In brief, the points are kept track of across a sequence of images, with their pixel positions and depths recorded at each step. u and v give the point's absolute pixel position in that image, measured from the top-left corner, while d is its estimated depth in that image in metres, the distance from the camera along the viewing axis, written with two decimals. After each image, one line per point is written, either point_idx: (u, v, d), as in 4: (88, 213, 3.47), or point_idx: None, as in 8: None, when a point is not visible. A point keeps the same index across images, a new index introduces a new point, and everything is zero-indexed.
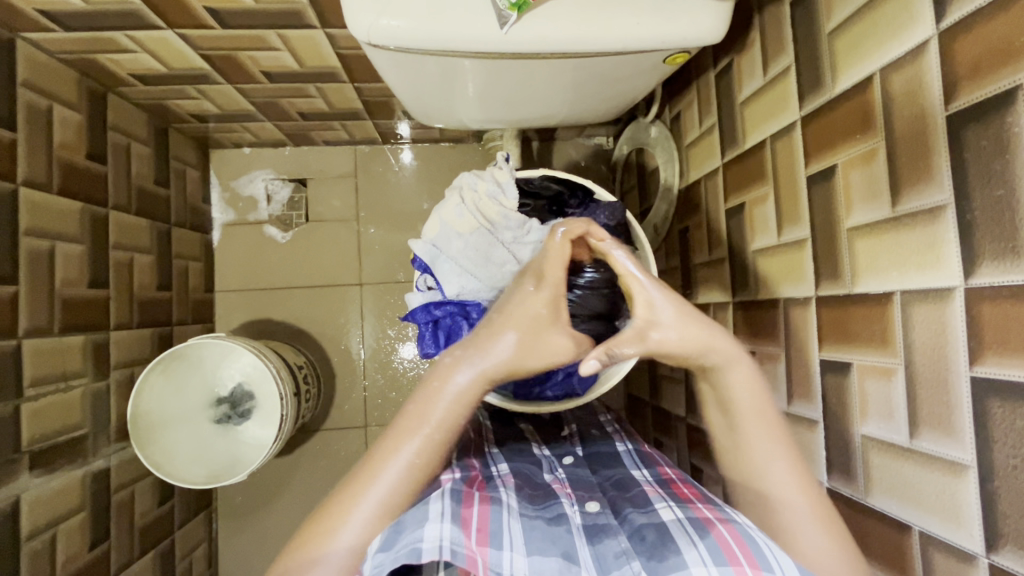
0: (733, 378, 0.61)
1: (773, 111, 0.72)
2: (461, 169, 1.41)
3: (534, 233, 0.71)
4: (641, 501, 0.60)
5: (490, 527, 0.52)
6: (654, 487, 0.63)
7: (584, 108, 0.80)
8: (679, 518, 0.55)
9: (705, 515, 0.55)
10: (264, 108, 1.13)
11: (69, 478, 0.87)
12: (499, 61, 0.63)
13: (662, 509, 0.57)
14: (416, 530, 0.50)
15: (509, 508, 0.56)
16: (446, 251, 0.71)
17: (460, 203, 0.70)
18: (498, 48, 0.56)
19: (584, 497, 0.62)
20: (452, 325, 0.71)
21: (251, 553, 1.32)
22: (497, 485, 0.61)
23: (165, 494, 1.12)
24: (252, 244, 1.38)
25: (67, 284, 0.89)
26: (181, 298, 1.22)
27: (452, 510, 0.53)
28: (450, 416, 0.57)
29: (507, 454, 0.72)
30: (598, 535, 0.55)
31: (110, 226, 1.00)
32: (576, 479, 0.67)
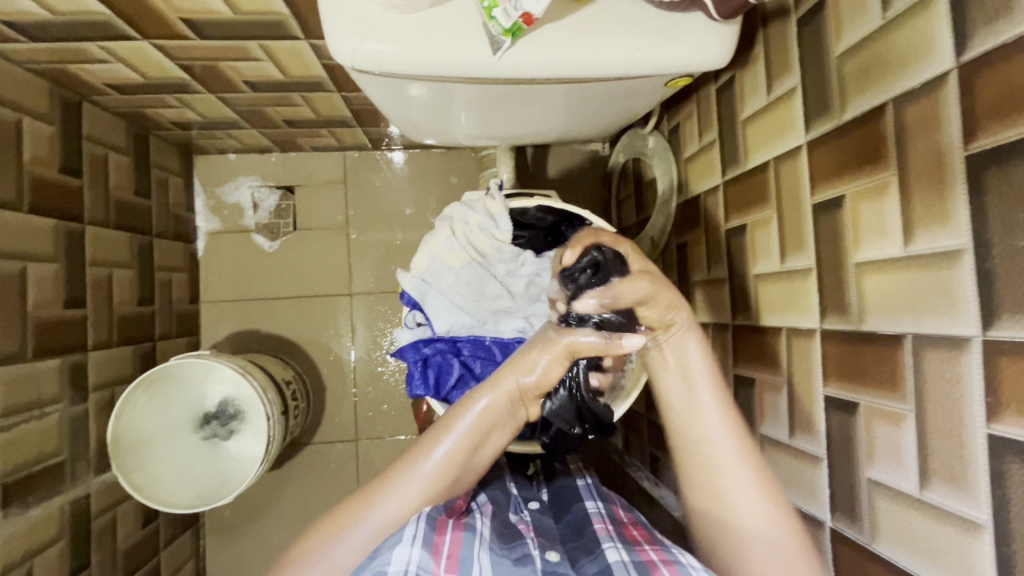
0: (692, 349, 0.61)
1: (778, 132, 0.69)
2: (454, 175, 1.37)
3: (530, 265, 0.69)
4: (591, 545, 0.59)
5: (461, 553, 0.54)
6: (605, 525, 0.62)
7: (579, 127, 0.77)
8: (624, 560, 0.55)
9: (651, 558, 0.54)
10: (248, 116, 1.09)
11: (45, 508, 0.84)
12: (492, 87, 0.59)
13: (607, 549, 0.57)
14: (386, 552, 0.51)
15: (481, 536, 0.57)
16: (437, 285, 0.68)
17: (450, 236, 0.67)
18: (490, 75, 0.52)
19: (545, 545, 0.60)
20: (442, 363, 0.69)
21: (239, 570, 1.29)
22: (474, 511, 0.62)
23: (149, 515, 1.09)
24: (238, 253, 1.34)
25: (41, 306, 0.85)
26: (164, 311, 1.18)
27: (424, 535, 0.53)
28: (458, 454, 0.57)
29: (483, 484, 0.71)
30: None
31: (86, 241, 0.96)
32: (540, 524, 0.65)
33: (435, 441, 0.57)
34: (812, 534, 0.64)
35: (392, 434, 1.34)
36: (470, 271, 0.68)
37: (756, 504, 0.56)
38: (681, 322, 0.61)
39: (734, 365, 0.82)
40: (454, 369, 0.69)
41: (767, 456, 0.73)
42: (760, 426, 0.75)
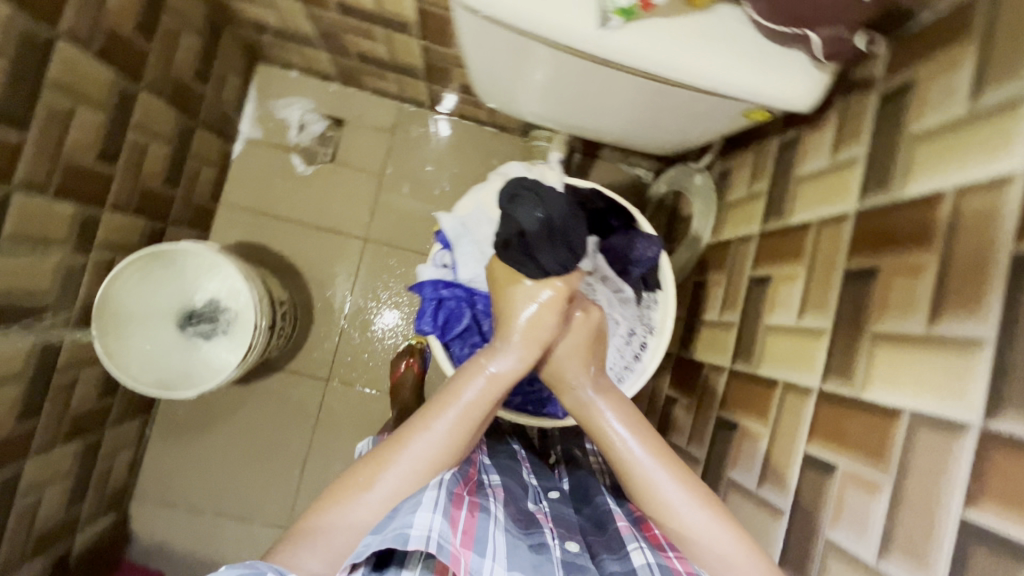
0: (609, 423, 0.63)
1: (830, 196, 0.70)
2: (496, 157, 1.38)
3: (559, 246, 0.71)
4: (615, 545, 0.60)
5: (476, 532, 0.54)
6: (627, 524, 0.63)
7: (639, 132, 0.79)
8: (650, 562, 0.56)
9: (677, 568, 0.56)
10: (327, 38, 1.10)
11: (18, 345, 0.83)
12: (577, 61, 0.61)
13: (634, 551, 0.58)
14: (406, 517, 0.52)
15: (495, 518, 0.57)
16: (474, 233, 0.70)
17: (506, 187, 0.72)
18: (586, 50, 0.54)
19: (565, 535, 0.62)
20: (454, 309, 0.71)
21: (176, 473, 1.28)
22: (487, 494, 0.62)
23: (109, 388, 1.08)
24: (271, 168, 1.34)
25: (76, 150, 0.85)
26: (185, 199, 1.18)
27: (444, 504, 0.54)
28: (486, 397, 0.61)
29: (499, 468, 0.72)
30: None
31: (136, 105, 0.96)
32: (559, 514, 0.67)
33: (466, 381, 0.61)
34: None
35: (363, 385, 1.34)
36: None
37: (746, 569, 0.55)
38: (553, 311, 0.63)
39: (719, 408, 0.83)
40: (464, 318, 0.72)
41: (729, 501, 0.74)
42: (730, 470, 0.76)
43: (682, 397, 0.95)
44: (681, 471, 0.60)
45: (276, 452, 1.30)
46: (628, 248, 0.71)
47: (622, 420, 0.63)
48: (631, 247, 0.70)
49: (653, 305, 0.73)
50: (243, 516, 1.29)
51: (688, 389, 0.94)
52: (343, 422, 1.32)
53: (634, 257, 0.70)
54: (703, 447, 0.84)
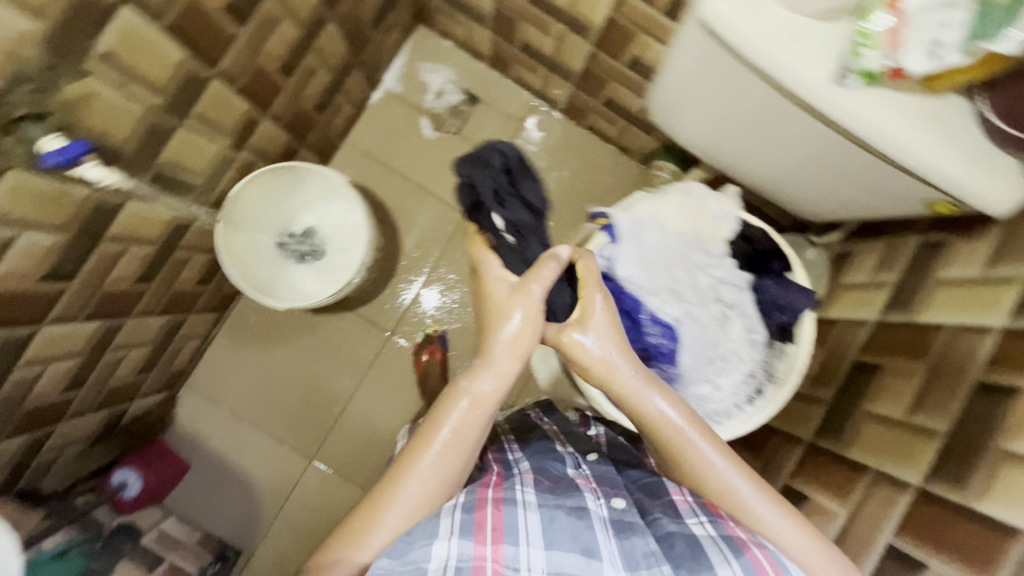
0: (654, 406, 0.63)
1: (971, 305, 0.71)
2: (610, 175, 1.41)
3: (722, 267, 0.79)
4: (672, 509, 0.63)
5: (505, 524, 0.57)
6: (682, 494, 0.65)
7: (795, 189, 0.82)
8: (712, 534, 0.58)
9: (739, 534, 0.58)
10: (503, 20, 1.15)
11: (165, 214, 0.87)
12: (784, 106, 0.64)
13: (693, 524, 0.60)
14: (424, 547, 0.55)
15: (525, 503, 0.60)
16: (646, 235, 0.78)
17: (681, 205, 0.80)
18: (810, 99, 0.57)
19: (609, 493, 0.67)
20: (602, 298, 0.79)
21: (228, 376, 1.33)
22: (514, 483, 0.64)
23: (206, 279, 1.14)
24: (401, 124, 1.40)
25: (273, 58, 0.91)
26: (323, 128, 1.24)
27: (462, 522, 0.57)
28: (490, 399, 0.62)
29: (530, 454, 0.74)
30: (626, 531, 0.60)
31: (326, 32, 1.02)
32: (601, 475, 0.72)
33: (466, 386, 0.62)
34: None
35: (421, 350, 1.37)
36: (677, 241, 0.79)
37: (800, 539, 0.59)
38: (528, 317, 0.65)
39: (789, 476, 0.83)
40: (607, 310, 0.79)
41: None
42: None
43: (746, 456, 0.95)
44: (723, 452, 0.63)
45: (323, 385, 1.34)
46: (780, 295, 0.76)
47: (672, 405, 0.63)
48: (785, 296, 0.75)
49: (780, 355, 0.78)
50: (275, 435, 1.33)
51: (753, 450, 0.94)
52: (393, 378, 1.35)
53: (783, 304, 0.76)
54: None
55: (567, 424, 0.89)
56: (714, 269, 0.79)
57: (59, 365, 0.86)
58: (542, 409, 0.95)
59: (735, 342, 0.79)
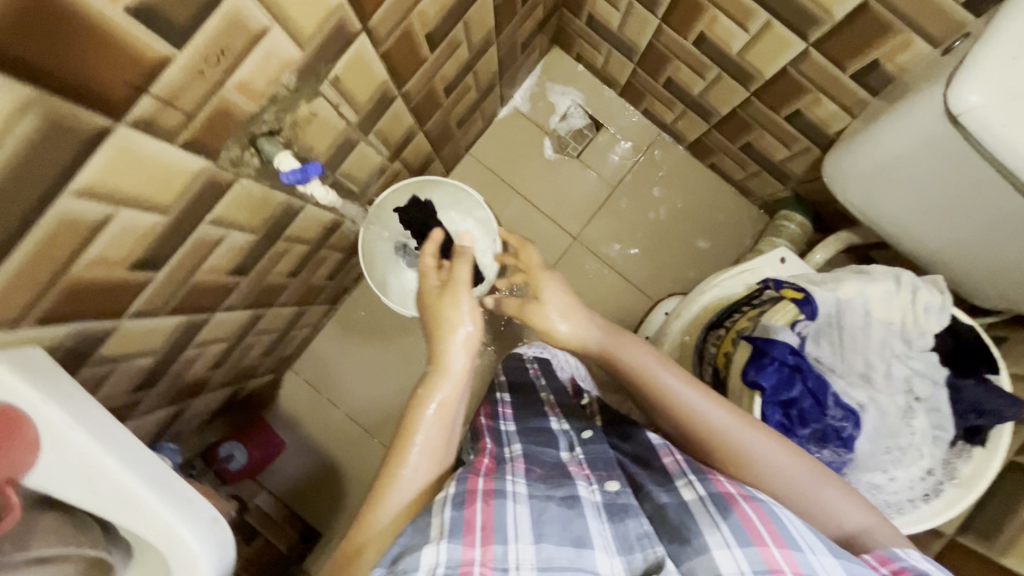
0: (665, 380, 0.73)
1: None
2: (726, 216, 1.39)
3: (920, 360, 0.82)
4: (662, 478, 0.67)
5: (493, 522, 0.58)
6: (673, 457, 0.69)
7: (1015, 283, 0.81)
8: (701, 496, 0.61)
9: (729, 491, 0.60)
10: (652, 56, 1.15)
11: (326, 216, 0.93)
12: (1004, 189, 0.69)
13: (683, 487, 0.63)
14: (411, 556, 0.54)
15: (513, 495, 0.62)
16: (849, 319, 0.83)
17: (891, 293, 0.82)
18: None
19: (602, 477, 0.69)
20: (791, 375, 0.79)
21: (332, 365, 1.39)
22: (506, 471, 0.67)
23: (334, 274, 1.20)
24: (525, 142, 1.42)
25: (444, 79, 0.94)
26: (457, 141, 1.28)
27: (452, 519, 0.57)
28: (454, 395, 0.75)
29: (522, 433, 0.79)
30: (620, 515, 0.63)
31: (487, 55, 1.04)
32: (593, 457, 0.74)
33: (434, 389, 0.75)
34: None
35: None
36: (883, 330, 0.82)
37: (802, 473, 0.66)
38: (599, 340, 0.81)
39: None
40: (795, 389, 0.79)
41: None
42: None
43: None
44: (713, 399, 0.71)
45: (418, 389, 1.38)
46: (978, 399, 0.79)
47: (677, 377, 0.73)
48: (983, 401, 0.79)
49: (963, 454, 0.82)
50: (369, 430, 1.37)
51: None
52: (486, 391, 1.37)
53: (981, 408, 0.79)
54: None
55: (562, 393, 0.92)
56: (911, 360, 0.82)
57: (214, 347, 0.91)
58: (541, 362, 0.99)
59: (922, 442, 0.82)
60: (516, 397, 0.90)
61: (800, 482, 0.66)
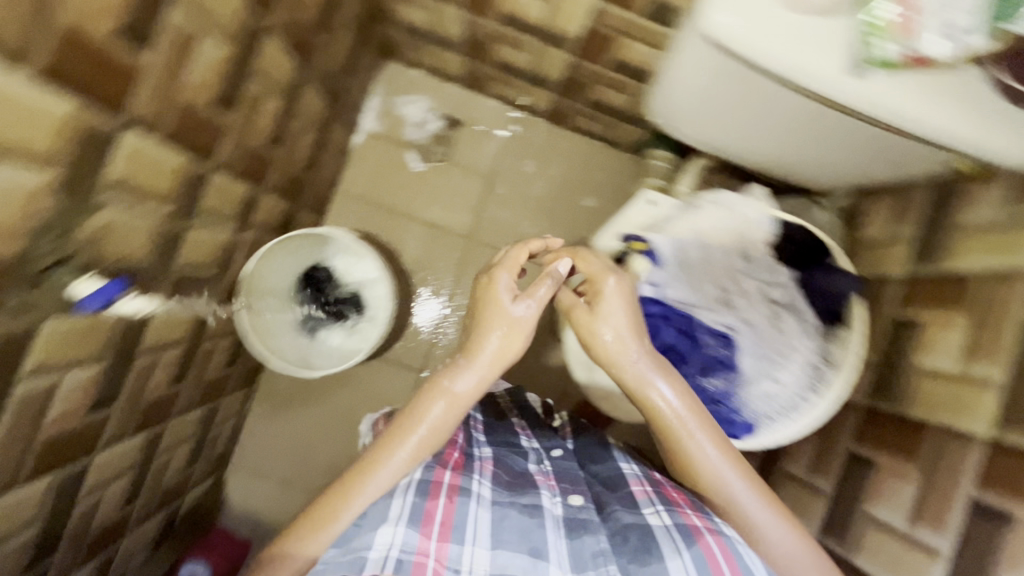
0: (657, 392, 0.73)
1: (999, 250, 0.72)
2: (602, 169, 1.40)
3: (767, 270, 0.88)
4: (630, 501, 0.70)
5: (453, 521, 0.62)
6: (642, 487, 0.72)
7: (810, 170, 0.84)
8: (665, 524, 0.65)
9: (694, 522, 0.66)
10: (472, 43, 1.14)
11: (186, 312, 0.88)
12: (782, 101, 0.67)
13: (651, 513, 0.67)
14: (368, 536, 0.59)
15: (478, 497, 0.65)
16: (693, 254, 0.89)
17: (725, 215, 0.89)
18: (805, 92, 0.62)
19: (567, 491, 0.72)
20: (654, 321, 0.88)
21: (270, 446, 1.33)
22: (474, 471, 0.69)
23: (233, 359, 1.14)
24: (389, 161, 1.39)
25: (260, 134, 0.89)
26: (315, 184, 1.23)
27: (415, 507, 0.62)
28: (448, 415, 0.72)
29: (494, 441, 0.79)
30: (578, 531, 0.66)
31: (304, 94, 1.00)
32: (560, 473, 0.77)
33: (431, 401, 0.72)
34: None
35: None
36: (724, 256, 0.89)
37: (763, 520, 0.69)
38: (642, 370, 0.74)
39: (851, 441, 0.85)
40: (664, 330, 0.87)
41: (866, 535, 0.76)
42: (867, 504, 0.78)
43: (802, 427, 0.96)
44: (713, 436, 0.72)
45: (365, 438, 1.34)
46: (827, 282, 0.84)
47: (671, 389, 0.74)
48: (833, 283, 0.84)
49: (835, 338, 0.85)
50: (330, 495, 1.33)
51: None
52: None
53: (835, 289, 0.84)
54: (830, 479, 0.86)
55: (534, 415, 0.93)
56: (759, 271, 0.88)
57: (116, 487, 0.85)
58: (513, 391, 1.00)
59: (791, 337, 0.85)
60: (486, 413, 0.90)
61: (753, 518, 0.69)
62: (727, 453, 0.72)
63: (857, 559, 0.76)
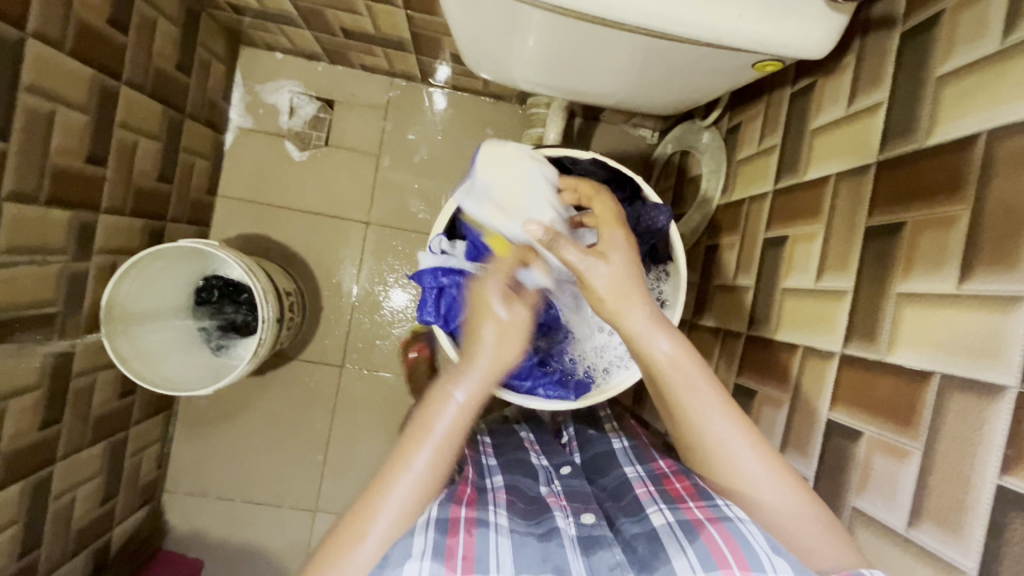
0: (660, 349, 0.58)
1: (847, 148, 0.66)
2: (490, 126, 1.33)
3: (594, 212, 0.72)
4: (633, 510, 0.63)
5: (476, 552, 0.54)
6: (647, 487, 0.65)
7: (640, 96, 0.77)
8: (670, 521, 0.57)
9: (697, 517, 0.56)
10: (307, 15, 1.06)
11: (30, 356, 0.83)
12: (562, 27, 0.61)
13: (653, 513, 0.60)
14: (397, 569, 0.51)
15: (496, 527, 0.57)
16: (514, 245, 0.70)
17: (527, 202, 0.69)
18: (569, 12, 0.55)
19: (579, 509, 0.64)
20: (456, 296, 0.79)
21: (203, 465, 1.31)
22: (488, 502, 0.62)
23: (127, 389, 1.10)
24: (266, 155, 1.31)
25: (63, 154, 0.83)
26: (181, 194, 1.16)
27: (435, 543, 0.53)
28: (455, 432, 0.58)
29: (505, 465, 0.73)
30: (593, 548, 0.58)
31: (119, 101, 0.93)
32: (571, 490, 0.69)
33: (425, 433, 0.58)
34: None
35: (378, 370, 1.33)
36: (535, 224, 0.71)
37: (795, 514, 0.54)
38: (643, 326, 0.58)
39: (737, 374, 0.81)
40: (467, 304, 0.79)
41: None
42: None
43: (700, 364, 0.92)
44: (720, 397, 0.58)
45: (297, 438, 1.32)
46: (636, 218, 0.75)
47: (682, 355, 0.58)
48: (640, 217, 0.75)
49: (663, 276, 0.79)
50: (272, 501, 1.31)
51: (703, 357, 0.92)
52: (360, 405, 1.33)
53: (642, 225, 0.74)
54: None
55: (542, 430, 0.88)
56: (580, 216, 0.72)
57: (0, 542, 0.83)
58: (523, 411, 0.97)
59: None
60: (494, 436, 0.83)
61: (785, 513, 0.54)
62: (722, 398, 0.58)
63: None
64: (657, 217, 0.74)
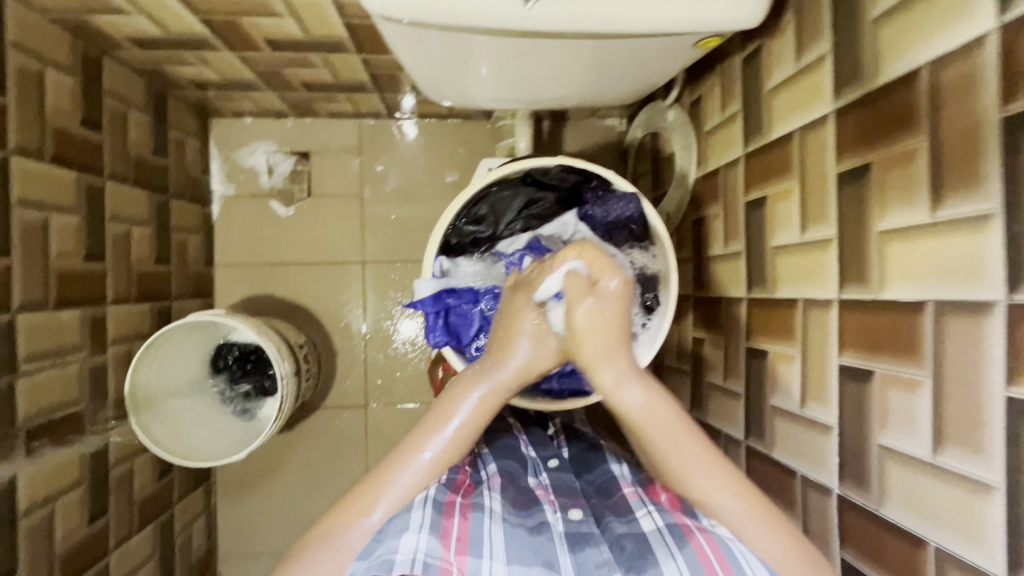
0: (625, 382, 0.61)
1: (804, 102, 0.68)
2: (462, 145, 1.36)
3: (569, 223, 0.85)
4: (622, 508, 0.64)
5: (470, 536, 0.57)
6: (634, 489, 0.67)
7: (599, 92, 0.80)
8: (659, 526, 0.60)
9: (684, 522, 0.59)
10: (267, 78, 1.09)
11: (67, 454, 0.86)
12: (506, 47, 0.65)
13: (642, 515, 0.62)
14: (392, 542, 0.55)
15: (490, 513, 0.60)
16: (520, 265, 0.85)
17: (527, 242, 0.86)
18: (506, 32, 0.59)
19: (567, 504, 0.65)
20: (462, 312, 0.82)
21: (250, 527, 1.33)
22: (482, 490, 0.65)
23: (164, 468, 1.12)
24: (254, 218, 1.34)
25: (62, 257, 0.86)
26: (179, 271, 1.19)
27: (431, 520, 0.57)
28: (471, 427, 0.61)
29: (496, 453, 0.75)
30: (581, 543, 0.60)
31: (105, 195, 0.96)
32: (560, 483, 0.71)
33: (445, 417, 0.61)
34: (819, 502, 0.66)
35: (401, 402, 1.35)
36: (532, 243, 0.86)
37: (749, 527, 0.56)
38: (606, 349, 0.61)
39: (746, 337, 0.82)
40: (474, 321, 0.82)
41: (776, 428, 0.74)
42: (771, 397, 0.76)
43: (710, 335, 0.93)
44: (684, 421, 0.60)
45: (334, 484, 1.34)
46: (607, 211, 0.83)
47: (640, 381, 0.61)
48: (608, 210, 0.83)
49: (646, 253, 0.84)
50: None
51: (711, 328, 0.94)
52: (391, 440, 1.35)
53: (613, 217, 0.82)
54: (740, 380, 0.84)
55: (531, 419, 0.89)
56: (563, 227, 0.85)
57: None
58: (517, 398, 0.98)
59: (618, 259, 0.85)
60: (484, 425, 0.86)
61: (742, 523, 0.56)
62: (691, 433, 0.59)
63: (776, 453, 0.74)
64: (624, 206, 0.81)
